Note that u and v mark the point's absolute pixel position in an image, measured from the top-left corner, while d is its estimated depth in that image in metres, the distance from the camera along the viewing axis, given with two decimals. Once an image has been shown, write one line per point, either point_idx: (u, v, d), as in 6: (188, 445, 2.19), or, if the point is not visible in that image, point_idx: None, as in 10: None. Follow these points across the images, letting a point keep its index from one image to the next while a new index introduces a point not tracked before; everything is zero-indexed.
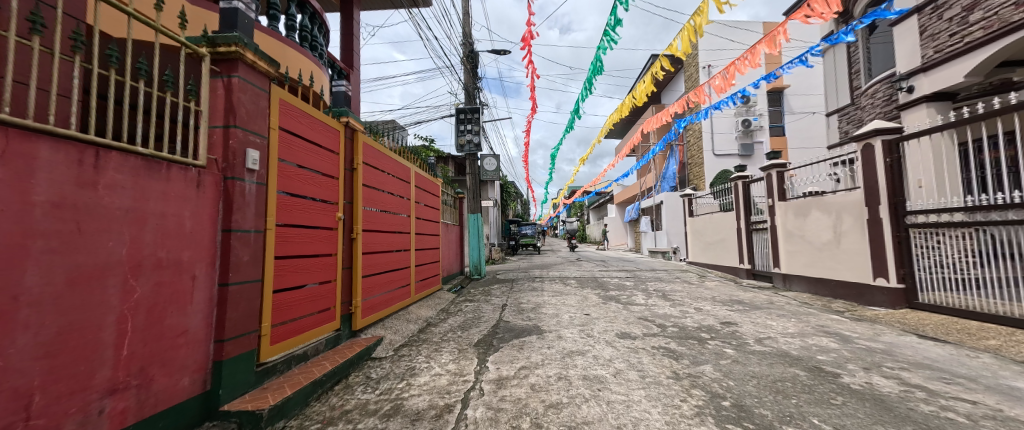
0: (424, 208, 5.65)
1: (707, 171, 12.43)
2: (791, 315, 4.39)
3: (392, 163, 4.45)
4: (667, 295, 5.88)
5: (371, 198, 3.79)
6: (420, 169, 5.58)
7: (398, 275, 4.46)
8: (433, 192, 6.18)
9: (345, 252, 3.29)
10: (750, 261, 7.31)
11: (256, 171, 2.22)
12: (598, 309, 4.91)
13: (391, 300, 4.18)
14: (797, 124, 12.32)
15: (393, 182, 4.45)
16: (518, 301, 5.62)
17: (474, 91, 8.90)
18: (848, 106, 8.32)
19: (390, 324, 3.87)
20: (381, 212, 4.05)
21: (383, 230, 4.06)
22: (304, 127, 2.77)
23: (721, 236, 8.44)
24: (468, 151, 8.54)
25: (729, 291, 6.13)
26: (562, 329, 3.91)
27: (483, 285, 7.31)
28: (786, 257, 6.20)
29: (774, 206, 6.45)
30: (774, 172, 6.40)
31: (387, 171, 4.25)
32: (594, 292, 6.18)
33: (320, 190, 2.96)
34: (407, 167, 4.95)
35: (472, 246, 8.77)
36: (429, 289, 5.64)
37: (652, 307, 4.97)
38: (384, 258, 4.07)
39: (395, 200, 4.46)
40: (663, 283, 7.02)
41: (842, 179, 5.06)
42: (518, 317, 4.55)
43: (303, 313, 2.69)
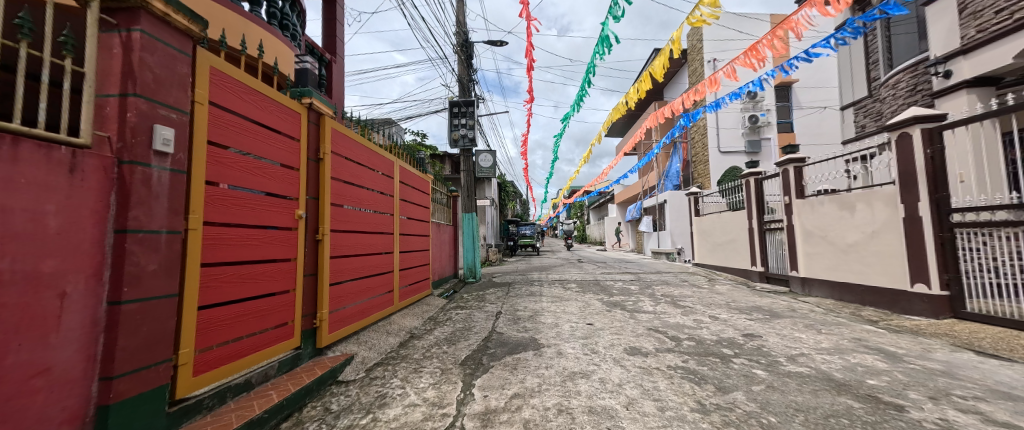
0: (411, 207, 5.15)
1: (712, 169, 11.96)
2: (819, 326, 3.90)
3: (372, 155, 3.96)
4: (677, 300, 5.39)
5: (342, 194, 3.29)
6: (407, 164, 5.09)
7: (378, 281, 3.97)
8: (421, 189, 5.71)
9: (307, 256, 2.79)
10: (763, 263, 6.84)
11: (171, 155, 1.74)
12: (602, 318, 4.42)
13: (369, 309, 3.68)
14: (807, 120, 11.83)
15: (373, 177, 3.96)
16: (514, 308, 5.13)
17: (469, 83, 8.40)
18: (866, 99, 7.88)
19: (367, 338, 3.38)
20: (357, 210, 3.56)
21: (359, 230, 3.57)
22: (247, 106, 2.28)
23: (731, 237, 7.95)
24: (463, 145, 8.06)
25: (743, 296, 5.64)
26: (563, 343, 3.41)
27: (478, 289, 6.81)
28: (805, 260, 5.71)
29: (790, 204, 5.98)
30: (792, 167, 5.94)
31: (365, 165, 3.76)
32: (596, 297, 5.71)
33: (272, 182, 2.47)
34: (390, 160, 4.46)
35: (466, 248, 8.20)
36: (417, 295, 5.16)
37: (662, 315, 4.49)
38: (360, 263, 3.57)
39: (374, 197, 3.97)
40: (671, 288, 6.53)
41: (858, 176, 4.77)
42: (513, 328, 4.05)
43: (245, 333, 2.20)
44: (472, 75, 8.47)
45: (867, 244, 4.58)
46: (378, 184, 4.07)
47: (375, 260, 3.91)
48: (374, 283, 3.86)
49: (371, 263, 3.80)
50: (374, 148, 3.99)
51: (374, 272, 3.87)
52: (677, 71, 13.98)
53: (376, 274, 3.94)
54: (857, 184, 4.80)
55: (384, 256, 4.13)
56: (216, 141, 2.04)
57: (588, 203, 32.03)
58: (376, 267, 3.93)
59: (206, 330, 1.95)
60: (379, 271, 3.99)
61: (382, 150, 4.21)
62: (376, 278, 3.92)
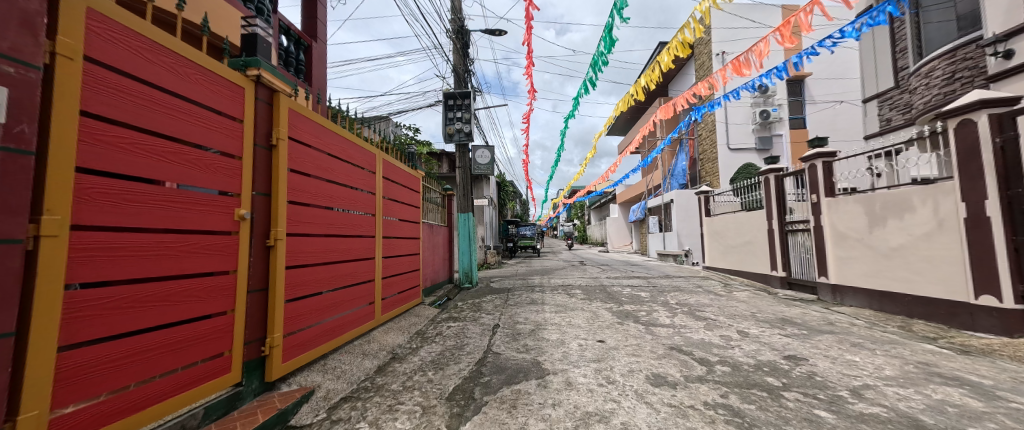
0: (395, 207, 4.56)
1: (721, 167, 11.39)
2: (871, 345, 3.34)
3: (349, 145, 3.38)
4: (695, 311, 4.84)
5: (306, 191, 2.72)
6: (394, 158, 4.51)
7: (354, 293, 3.38)
8: (410, 186, 5.15)
9: (253, 268, 2.21)
10: (784, 268, 6.29)
11: (4, 126, 1.18)
12: (614, 333, 3.85)
13: (341, 328, 3.11)
14: (821, 115, 11.30)
15: (350, 171, 3.37)
16: (514, 319, 4.57)
17: (465, 73, 7.83)
18: (892, 90, 7.34)
19: (336, 365, 2.80)
20: (326, 208, 2.99)
21: (329, 233, 3.00)
22: (157, 70, 1.71)
23: (746, 239, 7.40)
24: (458, 140, 7.47)
25: (769, 305, 5.09)
26: (571, 369, 2.86)
27: (475, 296, 6.25)
28: (836, 265, 5.16)
29: (818, 203, 5.43)
30: (820, 162, 5.37)
31: (339, 156, 3.19)
32: (605, 306, 5.15)
33: (197, 173, 1.89)
34: (372, 153, 3.89)
35: (462, 251, 7.53)
36: (404, 306, 4.59)
37: (683, 330, 3.94)
38: (330, 273, 2.99)
39: (352, 194, 3.39)
40: (686, 295, 5.98)
41: (884, 175, 4.50)
42: (512, 347, 3.47)
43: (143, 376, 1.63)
44: (468, 65, 7.90)
45: (918, 248, 4.03)
46: (356, 179, 3.49)
47: (351, 268, 3.33)
48: (349, 296, 3.27)
49: (345, 272, 3.22)
50: (351, 137, 3.42)
51: (349, 282, 3.29)
52: (683, 65, 13.40)
53: (352, 285, 3.36)
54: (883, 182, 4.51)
55: (362, 263, 3.55)
56: (99, 111, 1.47)
57: (588, 203, 31.49)
58: (352, 276, 3.35)
59: (69, 378, 1.39)
60: (355, 280, 3.41)
61: (362, 141, 3.63)
62: (352, 289, 3.33)
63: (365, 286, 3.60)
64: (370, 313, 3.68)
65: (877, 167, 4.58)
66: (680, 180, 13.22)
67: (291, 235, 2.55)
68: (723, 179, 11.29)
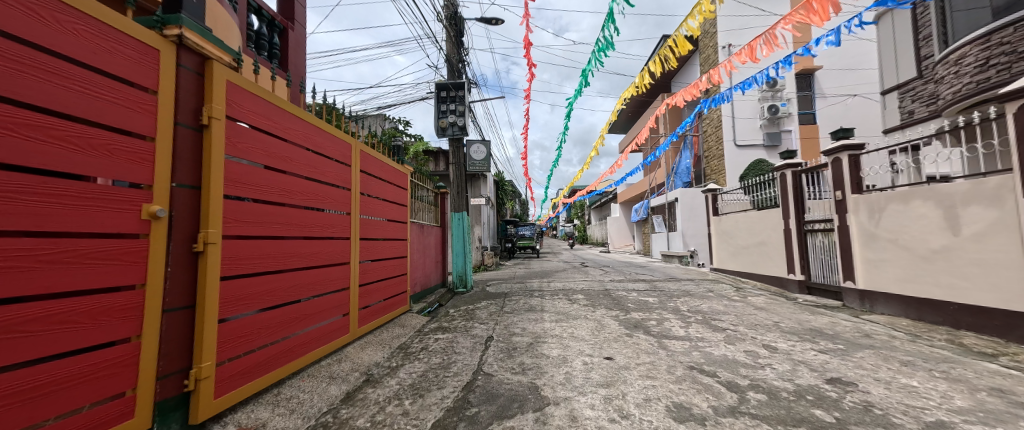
0: (376, 205, 4.06)
1: (728, 165, 10.91)
2: (923, 363, 2.88)
3: (315, 132, 2.88)
4: (710, 320, 4.38)
5: (255, 184, 2.24)
6: (374, 151, 4.01)
7: (322, 305, 2.88)
8: (395, 182, 4.68)
9: (172, 281, 1.74)
10: (803, 271, 5.83)
11: None
12: (624, 348, 3.38)
13: (301, 348, 2.62)
14: (832, 110, 10.84)
15: (317, 162, 2.88)
16: (510, 331, 4.08)
17: (460, 63, 7.33)
18: (915, 80, 6.90)
19: (290, 396, 2.31)
20: (285, 205, 2.51)
21: (289, 235, 2.52)
22: (6, 11, 1.27)
23: (759, 239, 6.93)
24: (452, 135, 7.02)
25: (791, 313, 4.62)
26: (576, 397, 2.38)
27: (468, 302, 5.78)
28: (865, 269, 4.70)
29: (842, 200, 4.97)
30: (845, 155, 4.92)
31: (301, 144, 2.70)
32: (610, 314, 4.69)
33: (68, 155, 1.42)
34: (347, 143, 3.41)
35: (455, 252, 7.05)
36: (385, 316, 4.12)
37: (701, 344, 3.47)
38: (290, 282, 2.51)
39: (320, 189, 2.91)
40: (698, 301, 5.52)
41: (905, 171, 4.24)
42: (506, 367, 2.99)
43: None
44: (462, 55, 7.39)
45: (966, 251, 3.58)
46: (326, 172, 3.00)
47: (319, 275, 2.85)
48: (314, 308, 2.78)
49: (310, 281, 2.73)
50: (318, 123, 2.92)
51: (315, 292, 2.81)
52: (687, 59, 12.89)
53: (319, 296, 2.86)
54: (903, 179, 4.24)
55: (334, 270, 3.07)
56: None
57: (589, 202, 31.01)
58: (320, 285, 2.86)
59: None
60: (324, 290, 2.92)
61: (333, 128, 3.14)
62: (319, 300, 2.84)
63: (336, 296, 3.11)
64: (342, 328, 3.19)
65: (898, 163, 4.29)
66: (685, 177, 12.97)
67: (231, 238, 2.07)
68: (730, 177, 10.82)
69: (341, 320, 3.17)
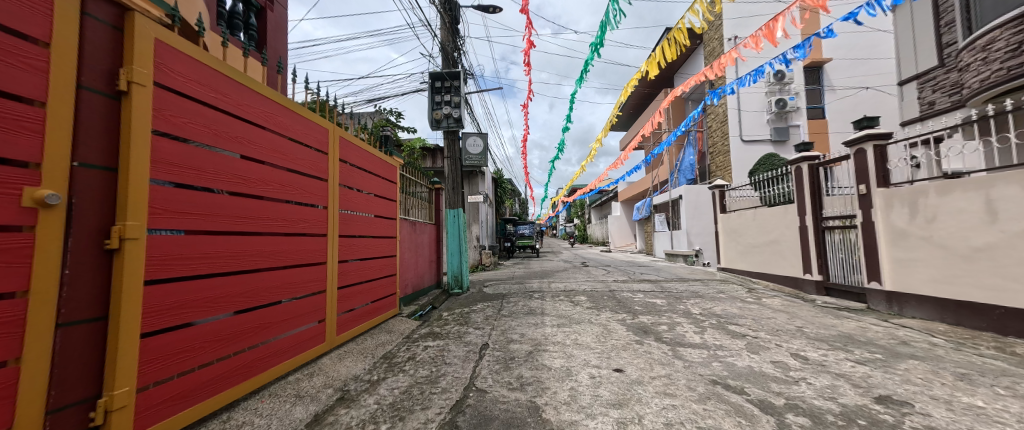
0: (359, 199, 3.69)
1: (733, 161, 10.54)
2: (979, 376, 2.53)
3: (280, 112, 2.51)
4: (726, 324, 4.02)
5: (199, 169, 1.87)
6: (357, 139, 3.64)
7: (289, 313, 2.51)
8: (383, 175, 4.30)
9: (69, 289, 1.36)
10: (820, 271, 5.47)
11: None
12: (633, 358, 3.00)
13: (258, 364, 2.24)
14: (841, 104, 10.49)
15: (284, 146, 2.51)
16: (507, 337, 3.69)
17: (455, 52, 6.94)
18: (936, 69, 6.54)
19: (241, 422, 1.92)
20: (241, 195, 2.14)
21: (247, 230, 2.15)
22: None
23: (771, 237, 6.56)
24: (447, 127, 6.63)
25: (812, 316, 4.26)
26: (584, 422, 2.01)
27: (463, 305, 5.40)
28: (893, 268, 4.34)
29: (866, 194, 4.62)
30: (870, 145, 4.57)
31: (263, 124, 2.32)
32: (615, 318, 4.33)
33: None
34: (324, 128, 3.06)
35: (450, 251, 6.65)
36: (369, 323, 3.74)
37: (720, 353, 3.09)
38: (247, 286, 2.14)
39: (289, 177, 2.54)
40: (709, 304, 5.15)
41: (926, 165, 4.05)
42: (501, 382, 2.61)
43: None
44: (458, 43, 6.99)
45: (1014, 249, 3.24)
46: (296, 159, 2.63)
47: (285, 277, 2.48)
48: (279, 316, 2.41)
49: (274, 284, 2.36)
50: (284, 102, 2.54)
51: (281, 297, 2.43)
52: (691, 53, 12.50)
53: (286, 301, 2.49)
54: (922, 174, 4.08)
55: (307, 271, 2.71)
56: None
57: (589, 201, 30.59)
58: (287, 289, 2.49)
59: None
60: (292, 294, 2.55)
61: (304, 109, 2.76)
62: (285, 307, 2.47)
63: (309, 301, 2.74)
64: (314, 338, 2.81)
65: (917, 156, 4.13)
66: (687, 174, 12.31)
67: (165, 233, 1.70)
68: (736, 173, 10.45)
69: (313, 328, 2.80)
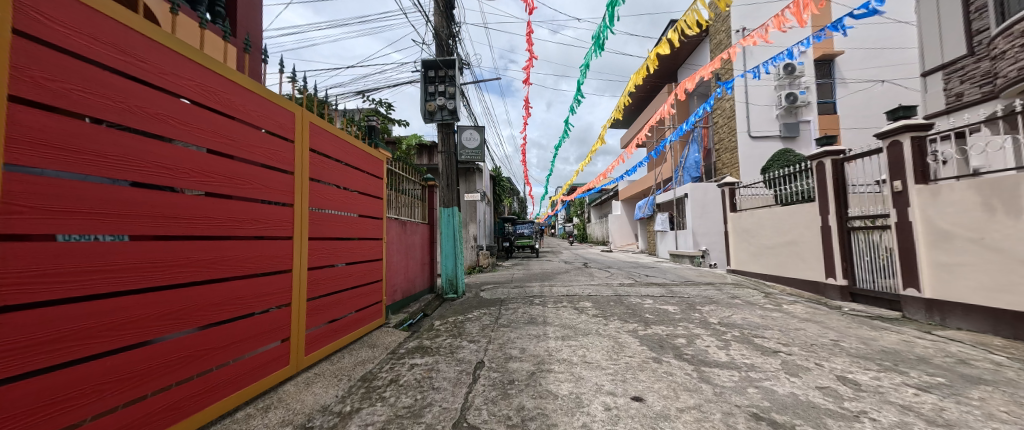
0: (337, 196, 3.24)
1: (741, 158, 10.11)
2: None
3: (223, 87, 2.14)
4: (752, 336, 3.60)
5: (96, 152, 1.52)
6: (335, 128, 3.21)
7: (236, 333, 2.12)
8: (368, 169, 3.85)
9: None
10: (845, 275, 5.06)
11: None
12: (653, 383, 2.56)
13: (188, 399, 1.83)
14: (853, 98, 10.08)
15: (227, 130, 2.14)
16: (506, 354, 3.24)
17: (450, 38, 6.46)
18: (966, 59, 6.10)
19: None
20: (157, 189, 1.76)
21: (165, 233, 1.76)
22: None
23: (788, 238, 6.13)
24: (441, 119, 6.18)
25: (845, 327, 3.84)
26: None
27: (458, 312, 4.95)
28: (934, 274, 3.94)
29: (900, 192, 4.22)
30: (907, 138, 4.15)
31: (197, 101, 1.96)
32: (625, 329, 3.89)
33: None
34: (290, 112, 2.64)
35: (444, 253, 6.18)
36: (349, 336, 3.32)
37: (754, 376, 2.66)
38: (171, 306, 1.77)
39: (232, 167, 2.16)
40: (726, 311, 4.72)
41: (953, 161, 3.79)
42: (499, 417, 2.15)
43: None
44: (453, 30, 6.53)
45: None
46: (244, 145, 2.26)
47: (232, 291, 2.10)
48: (219, 339, 2.02)
49: (213, 302, 1.99)
50: (229, 75, 2.17)
51: (225, 315, 2.05)
52: (695, 47, 12.06)
53: (232, 319, 2.11)
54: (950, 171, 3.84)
55: (263, 282, 2.32)
56: None
57: (588, 198, 30.13)
58: (234, 306, 2.11)
59: None
60: (242, 310, 2.17)
61: (259, 87, 2.38)
62: (229, 327, 2.07)
63: (265, 318, 2.33)
64: (274, 361, 2.38)
65: (943, 152, 3.88)
66: (693, 172, 11.85)
67: (91, 239, 1.55)
68: (744, 171, 10.03)
69: (273, 349, 2.37)
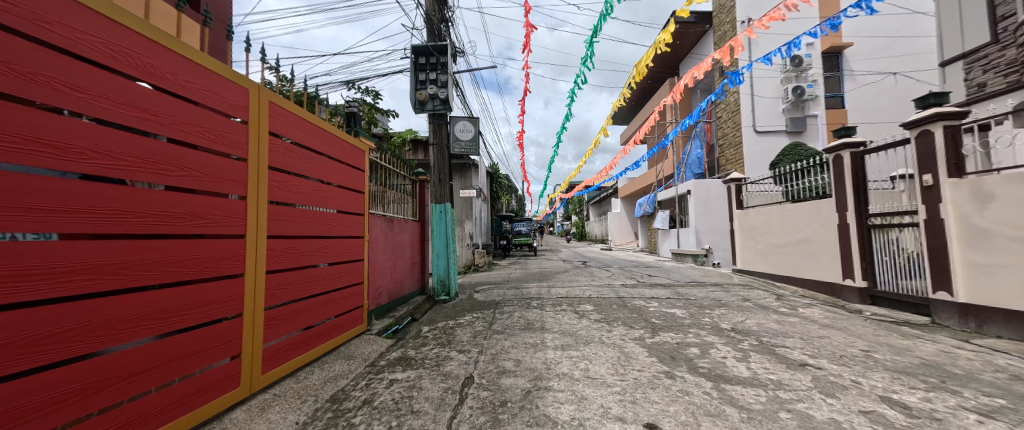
0: (309, 189, 2.86)
1: (746, 153, 9.74)
2: None
3: (144, 50, 1.74)
4: (772, 346, 3.24)
5: None
6: (307, 111, 2.82)
7: (158, 354, 1.74)
8: (347, 160, 3.46)
9: None
10: (865, 276, 4.72)
11: None
12: (668, 405, 2.21)
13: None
14: (862, 92, 9.74)
15: (150, 103, 1.75)
16: (499, 367, 2.87)
17: (442, 23, 6.04)
18: (989, 46, 5.75)
19: None
20: (31, 171, 1.37)
21: (45, 228, 1.40)
22: None
23: (801, 236, 5.78)
24: (432, 109, 5.79)
25: (874, 335, 3.48)
26: None
27: (449, 316, 4.59)
28: (971, 276, 3.59)
29: (931, 186, 3.86)
30: (939, 127, 3.80)
31: (101, 63, 1.57)
32: (631, 337, 3.53)
33: None
34: (242, 88, 2.24)
35: (436, 252, 5.80)
36: (322, 347, 2.94)
37: (784, 396, 2.29)
38: (60, 325, 1.43)
39: (158, 149, 1.78)
40: (739, 315, 4.37)
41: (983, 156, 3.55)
42: None
43: None
44: (445, 15, 6.12)
45: None
46: (176, 122, 1.86)
47: (153, 303, 1.73)
48: (133, 364, 1.63)
49: (125, 318, 1.62)
50: (152, 35, 1.77)
51: (136, 336, 1.66)
52: (698, 39, 11.68)
53: (153, 339, 1.73)
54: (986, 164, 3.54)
55: (200, 291, 1.94)
56: None
57: (587, 196, 29.82)
58: (155, 322, 1.73)
59: None
60: (168, 327, 1.78)
61: (197, 54, 1.97)
62: (145, 349, 1.68)
63: (203, 333, 1.94)
64: (216, 385, 2.00)
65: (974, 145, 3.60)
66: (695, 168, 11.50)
67: (19, 237, 1.34)
68: (749, 167, 9.68)
69: (214, 370, 1.99)
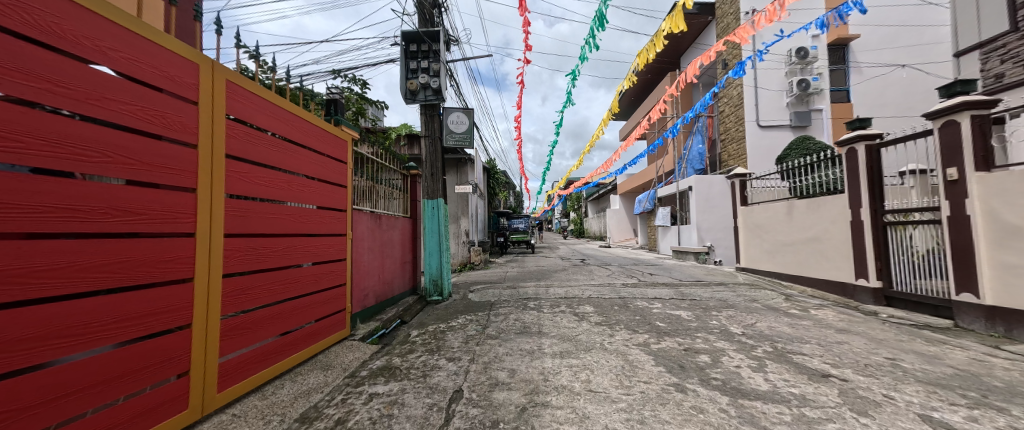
0: (279, 182, 2.57)
1: (749, 148, 9.48)
2: None
3: (56, 9, 1.43)
4: (788, 353, 2.99)
5: None
6: (274, 93, 2.52)
7: (72, 378, 1.44)
8: (326, 150, 3.17)
9: None
10: (879, 276, 4.47)
11: None
12: (681, 426, 1.95)
13: None
14: (868, 86, 9.48)
15: (54, 70, 1.42)
16: (491, 378, 2.60)
17: (435, 8, 5.71)
18: (1008, 35, 5.47)
19: None
20: None
21: None
22: None
23: (810, 234, 5.53)
24: (424, 100, 5.51)
25: (897, 341, 3.22)
26: None
27: (440, 318, 4.31)
28: (1000, 276, 3.34)
29: (958, 180, 3.60)
30: (966, 117, 3.53)
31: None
32: (634, 343, 3.27)
33: None
34: (191, 64, 1.94)
35: (428, 250, 5.51)
36: (295, 358, 2.66)
37: (811, 415, 2.03)
38: None
39: (71, 129, 1.46)
40: (749, 318, 4.11)
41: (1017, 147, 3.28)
42: None
43: None
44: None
45: None
46: (93, 96, 1.53)
47: (56, 319, 1.41)
48: (35, 391, 1.34)
49: (23, 337, 1.32)
50: None
51: (38, 358, 1.36)
52: (701, 31, 11.39)
53: (62, 361, 1.43)
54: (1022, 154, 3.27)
55: (128, 300, 1.63)
56: None
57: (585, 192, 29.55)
58: (65, 340, 1.43)
59: None
60: (74, 349, 1.46)
61: (125, 17, 1.64)
62: (52, 373, 1.38)
63: (129, 352, 1.62)
64: (149, 413, 1.68)
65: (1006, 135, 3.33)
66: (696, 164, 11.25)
67: None
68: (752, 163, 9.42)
69: (143, 396, 1.66)
